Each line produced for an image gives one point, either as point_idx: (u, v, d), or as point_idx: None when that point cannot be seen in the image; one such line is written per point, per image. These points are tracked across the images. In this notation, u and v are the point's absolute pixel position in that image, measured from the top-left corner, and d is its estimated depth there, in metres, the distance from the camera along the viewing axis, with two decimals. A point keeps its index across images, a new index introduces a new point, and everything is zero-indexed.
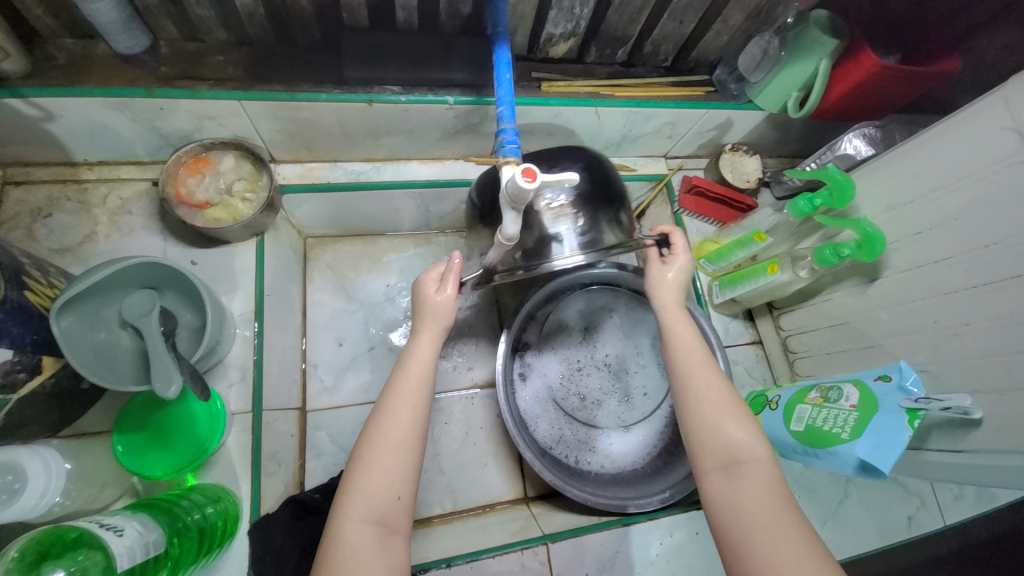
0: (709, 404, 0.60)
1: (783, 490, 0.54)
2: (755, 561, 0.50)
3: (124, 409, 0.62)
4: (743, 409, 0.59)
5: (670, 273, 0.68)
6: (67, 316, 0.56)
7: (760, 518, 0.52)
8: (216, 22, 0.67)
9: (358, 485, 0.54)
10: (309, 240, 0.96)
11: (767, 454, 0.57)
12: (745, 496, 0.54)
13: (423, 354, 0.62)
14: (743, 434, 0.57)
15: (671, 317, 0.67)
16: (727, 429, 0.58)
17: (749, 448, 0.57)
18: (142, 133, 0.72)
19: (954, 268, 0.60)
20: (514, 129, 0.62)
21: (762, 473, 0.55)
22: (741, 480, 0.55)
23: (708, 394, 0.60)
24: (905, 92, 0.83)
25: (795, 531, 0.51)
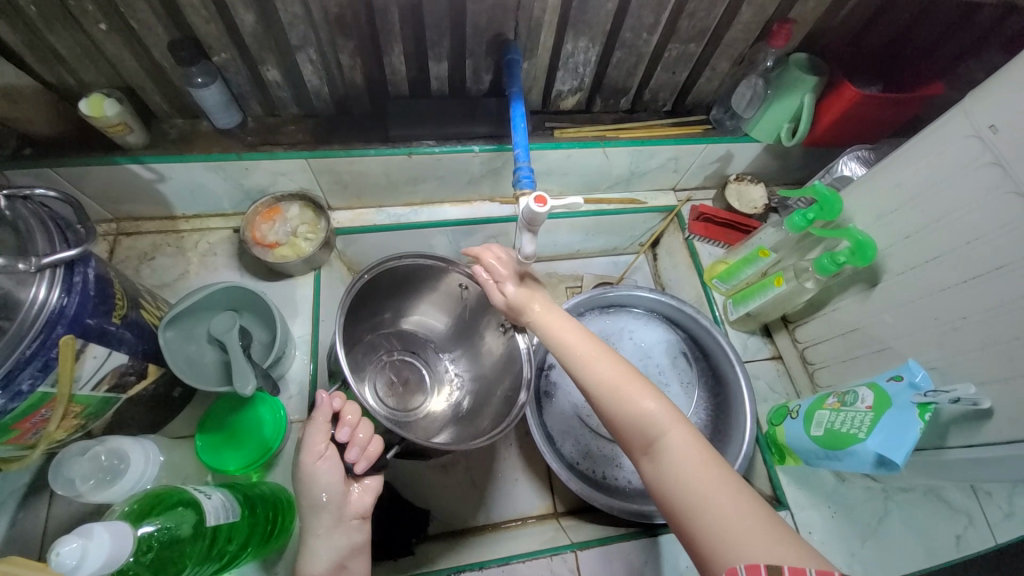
0: (606, 389, 0.61)
1: (702, 452, 0.55)
2: (702, 536, 0.51)
3: (206, 414, 0.73)
4: (643, 383, 0.60)
5: (513, 295, 0.73)
6: (171, 330, 0.69)
7: (690, 490, 0.53)
8: (290, 100, 0.85)
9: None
10: (356, 276, 1.09)
11: (681, 422, 0.58)
12: (672, 475, 0.55)
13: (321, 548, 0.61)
14: (653, 406, 0.58)
15: (546, 318, 0.69)
16: (638, 408, 0.58)
17: (660, 421, 0.57)
18: (229, 190, 0.89)
19: (944, 265, 0.65)
20: (528, 166, 0.74)
21: (680, 443, 0.56)
22: (661, 458, 0.56)
23: (611, 378, 0.61)
24: (893, 117, 0.91)
25: (725, 491, 0.52)
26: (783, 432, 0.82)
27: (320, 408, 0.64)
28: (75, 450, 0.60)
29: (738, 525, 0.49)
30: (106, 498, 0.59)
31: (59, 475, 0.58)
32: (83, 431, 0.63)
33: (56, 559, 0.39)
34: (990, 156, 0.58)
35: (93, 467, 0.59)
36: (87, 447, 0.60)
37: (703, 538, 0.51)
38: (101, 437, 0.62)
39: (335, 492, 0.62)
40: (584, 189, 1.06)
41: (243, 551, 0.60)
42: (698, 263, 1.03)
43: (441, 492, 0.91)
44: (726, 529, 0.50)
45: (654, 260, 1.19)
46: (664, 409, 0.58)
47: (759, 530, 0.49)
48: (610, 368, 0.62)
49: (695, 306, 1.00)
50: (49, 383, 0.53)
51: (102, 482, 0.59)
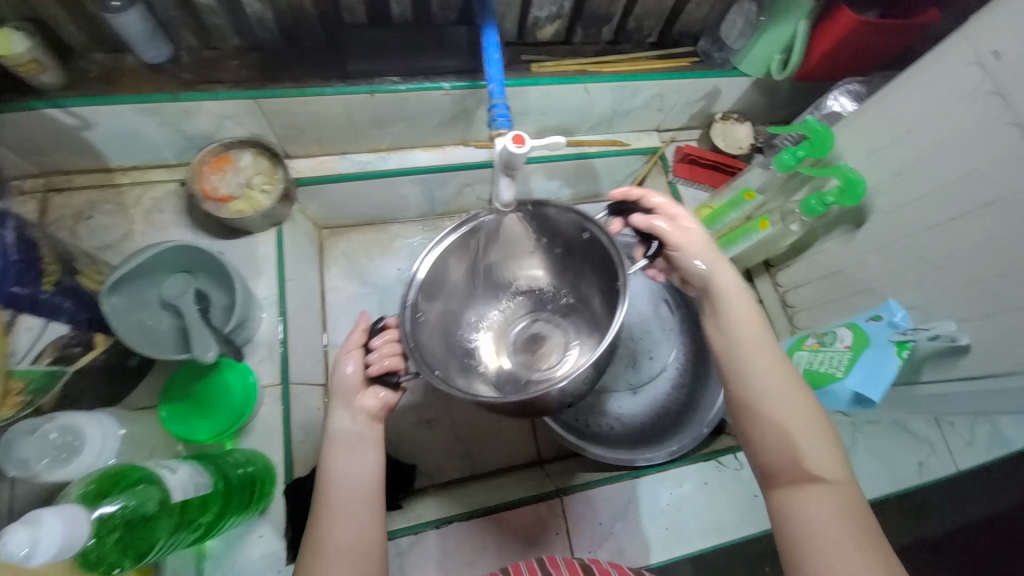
0: (776, 401, 0.51)
1: (862, 516, 0.46)
2: None
3: (168, 383, 0.69)
4: (821, 422, 0.50)
5: (698, 261, 0.59)
6: (116, 296, 0.63)
7: (830, 544, 0.44)
8: (229, 29, 0.74)
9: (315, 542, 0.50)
10: (324, 231, 1.02)
11: (853, 483, 0.48)
12: (817, 520, 0.46)
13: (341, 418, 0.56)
14: (824, 449, 0.49)
15: (743, 307, 0.56)
16: (807, 443, 0.49)
17: (829, 465, 0.48)
18: (170, 137, 0.79)
19: (933, 202, 0.63)
20: (505, 103, 0.67)
21: (841, 497, 0.47)
22: (799, 496, 0.47)
23: (790, 399, 0.51)
24: (886, 47, 0.86)
25: (875, 561, 0.43)
26: None
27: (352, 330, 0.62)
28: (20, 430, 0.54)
29: None
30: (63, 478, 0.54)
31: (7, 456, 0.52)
32: (29, 410, 0.56)
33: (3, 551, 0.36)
34: (990, 85, 0.55)
35: (45, 445, 0.54)
36: (35, 424, 0.55)
37: None
38: (49, 415, 0.56)
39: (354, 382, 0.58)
40: (564, 131, 0.99)
41: (220, 520, 0.58)
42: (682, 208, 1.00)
43: (425, 447, 0.91)
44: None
45: None
46: (839, 458, 0.49)
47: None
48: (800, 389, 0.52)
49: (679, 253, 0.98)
50: None
51: (57, 461, 0.54)
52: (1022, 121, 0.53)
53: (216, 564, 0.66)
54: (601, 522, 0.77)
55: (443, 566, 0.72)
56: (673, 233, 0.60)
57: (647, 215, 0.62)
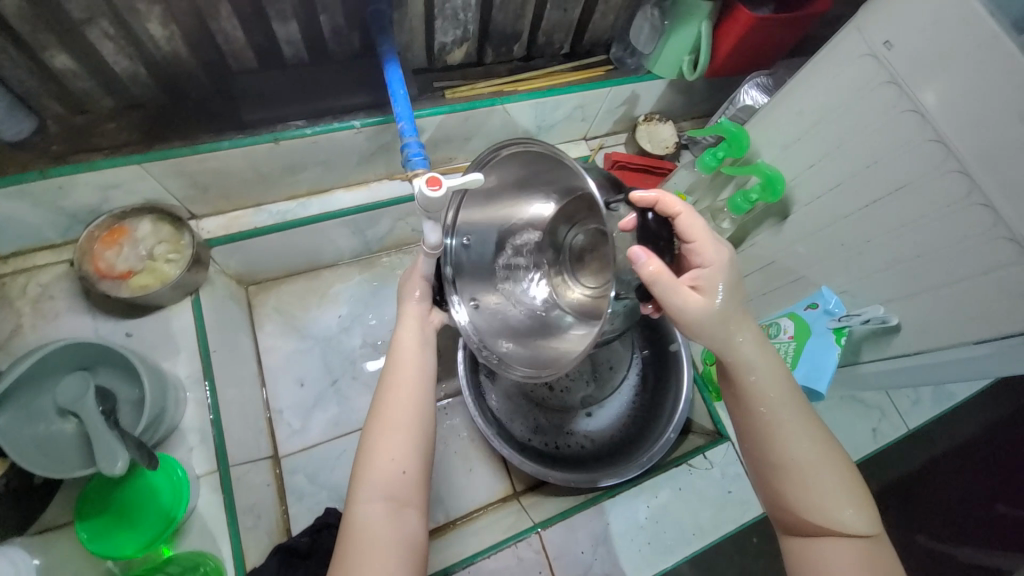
0: (811, 472, 0.53)
1: (880, 567, 0.50)
2: None
3: (83, 495, 0.61)
4: (848, 476, 0.53)
5: (715, 305, 0.54)
6: (1, 414, 0.55)
7: None
8: (101, 91, 0.66)
9: (352, 516, 0.55)
10: (251, 288, 0.95)
11: (870, 534, 0.52)
12: (835, 573, 0.50)
13: (395, 405, 0.61)
14: (846, 504, 0.52)
15: (773, 369, 0.56)
16: (831, 501, 0.52)
17: (849, 520, 0.52)
18: (49, 216, 0.70)
19: (846, 191, 0.65)
20: (418, 141, 0.64)
21: (869, 554, 0.51)
22: (835, 561, 0.51)
23: (814, 457, 0.53)
24: (785, 39, 0.89)
25: None
26: None
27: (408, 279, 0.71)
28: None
29: None
30: None
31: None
32: None
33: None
34: (886, 75, 0.57)
35: None
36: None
37: None
38: None
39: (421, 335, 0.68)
40: None
41: None
42: None
43: None
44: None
45: None
46: (862, 510, 0.52)
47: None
48: (829, 453, 0.54)
49: None
50: None
51: None
52: (919, 108, 0.55)
53: None
54: (582, 550, 0.76)
55: None
56: (672, 293, 0.52)
57: (649, 259, 0.51)
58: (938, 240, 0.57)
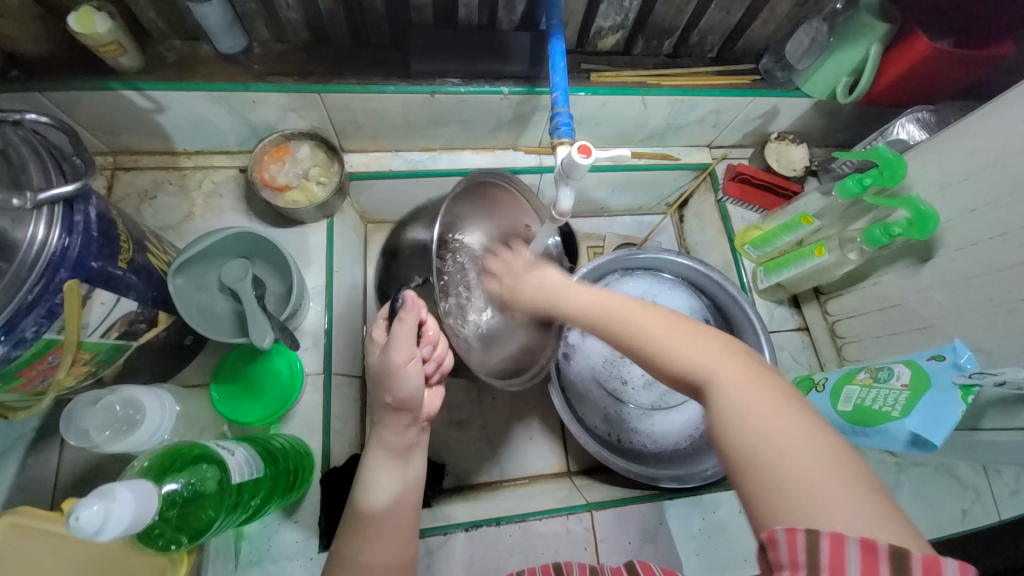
0: (668, 339, 0.50)
1: (769, 405, 0.42)
2: (755, 485, 0.39)
3: (221, 364, 0.71)
4: (709, 339, 0.49)
5: None
6: (180, 277, 0.65)
7: (750, 439, 0.41)
8: (301, 23, 0.75)
9: (351, 560, 0.56)
10: (369, 225, 1.04)
11: (747, 375, 0.45)
12: (728, 426, 0.43)
13: (384, 476, 0.61)
14: (705, 358, 0.47)
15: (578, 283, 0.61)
16: (686, 361, 0.48)
17: (716, 369, 0.46)
18: (235, 125, 0.81)
19: (1010, 243, 0.60)
20: (568, 112, 0.67)
21: (745, 396, 0.43)
22: (716, 413, 0.44)
23: (655, 335, 0.51)
24: (962, 76, 0.83)
25: (799, 440, 0.39)
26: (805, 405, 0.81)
27: (410, 310, 0.59)
28: (85, 399, 0.56)
29: (803, 474, 0.37)
30: (121, 450, 0.56)
31: (71, 424, 0.55)
32: (93, 378, 0.59)
33: (77, 524, 0.37)
34: None
35: (107, 417, 0.56)
36: (99, 396, 0.56)
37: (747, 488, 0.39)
38: (112, 386, 0.58)
39: (419, 391, 0.61)
40: (615, 141, 0.98)
41: (265, 503, 0.58)
42: (730, 227, 0.98)
43: (455, 448, 0.91)
44: (795, 493, 0.37)
45: (680, 222, 1.13)
46: (727, 358, 0.47)
47: (832, 486, 0.36)
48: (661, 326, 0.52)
49: (724, 273, 0.96)
50: (56, 330, 0.49)
51: (118, 433, 0.56)
52: None
53: (253, 544, 0.68)
54: (630, 541, 0.76)
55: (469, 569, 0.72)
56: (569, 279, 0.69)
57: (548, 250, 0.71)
58: None
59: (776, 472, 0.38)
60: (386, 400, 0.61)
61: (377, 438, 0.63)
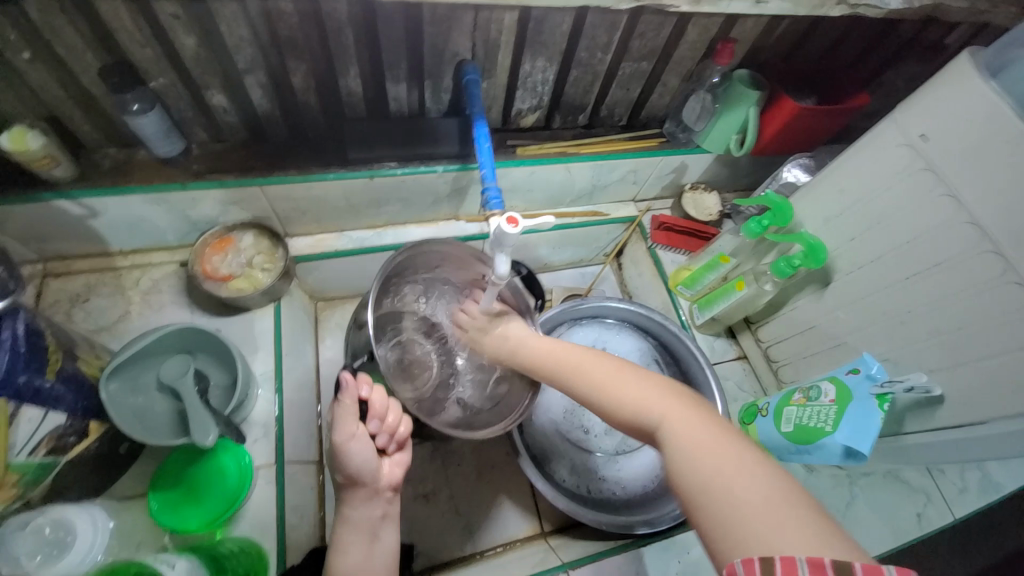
0: (618, 388, 0.55)
1: (710, 435, 0.47)
2: (715, 515, 0.41)
3: (160, 469, 0.67)
4: (642, 374, 0.56)
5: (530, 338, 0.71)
6: (114, 381, 0.63)
7: (704, 470, 0.44)
8: (239, 125, 0.80)
9: None
10: (319, 303, 1.05)
11: (683, 404, 0.51)
12: (679, 461, 0.46)
13: (357, 550, 0.62)
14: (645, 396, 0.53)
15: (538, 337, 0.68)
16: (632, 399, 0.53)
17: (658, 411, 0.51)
18: (175, 222, 0.82)
19: (887, 263, 0.70)
20: (496, 186, 0.74)
21: (689, 433, 0.48)
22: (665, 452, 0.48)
23: (604, 378, 0.57)
24: (829, 125, 0.97)
25: (741, 463, 0.44)
26: (755, 430, 0.85)
27: (347, 391, 0.63)
28: (11, 525, 0.54)
29: (752, 496, 0.41)
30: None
31: None
32: (18, 504, 0.54)
33: None
34: (920, 164, 0.63)
35: (38, 541, 0.55)
36: (28, 519, 0.55)
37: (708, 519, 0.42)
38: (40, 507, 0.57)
39: (368, 467, 0.64)
40: (548, 204, 1.07)
41: None
42: (663, 270, 1.06)
43: (424, 525, 0.87)
44: (747, 519, 0.40)
45: (619, 269, 1.21)
46: (668, 396, 0.52)
47: (776, 510, 0.39)
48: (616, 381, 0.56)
49: (663, 312, 1.03)
50: None
51: (48, 557, 0.54)
52: (952, 193, 0.61)
53: None
54: None
55: None
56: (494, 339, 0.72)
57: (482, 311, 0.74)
58: (978, 313, 0.61)
59: (726, 503, 0.41)
60: (339, 477, 0.65)
61: (350, 519, 0.64)
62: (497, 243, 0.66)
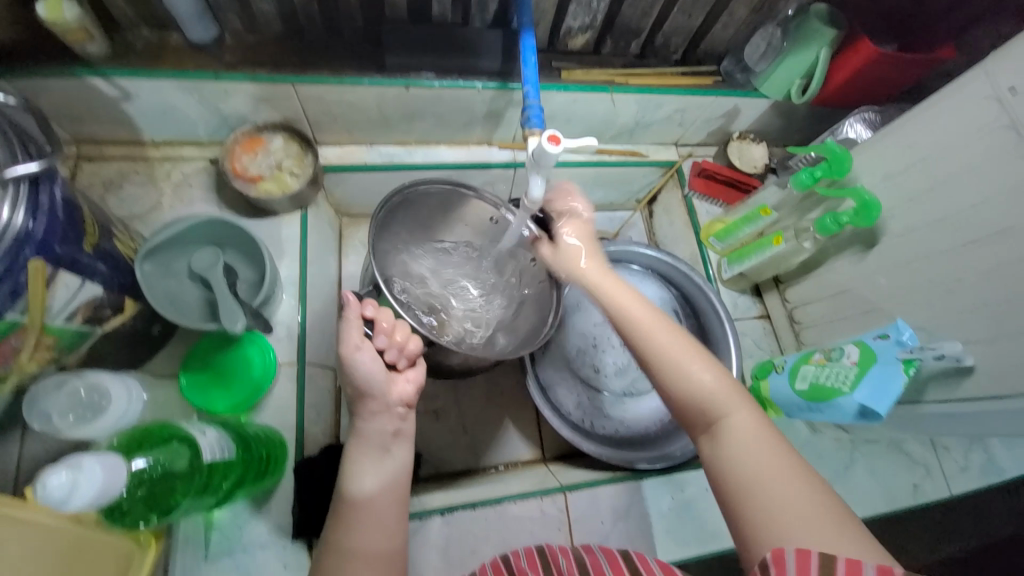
0: (680, 363, 0.55)
1: (769, 437, 0.49)
2: (765, 506, 0.45)
3: (191, 353, 0.70)
4: (706, 356, 0.56)
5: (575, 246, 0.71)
6: (148, 262, 0.64)
7: (762, 468, 0.47)
8: (274, 15, 0.76)
9: (338, 547, 0.56)
10: (344, 218, 1.04)
11: (744, 401, 0.52)
12: (738, 452, 0.48)
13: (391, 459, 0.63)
14: (710, 378, 0.53)
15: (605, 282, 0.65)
16: (695, 377, 0.54)
17: (722, 398, 0.52)
18: (206, 115, 0.81)
19: (944, 228, 0.65)
20: (538, 105, 0.70)
21: (749, 429, 0.50)
22: (722, 439, 0.50)
23: (668, 347, 0.56)
24: (905, 78, 0.89)
25: (798, 471, 0.46)
26: (767, 386, 0.85)
27: (351, 307, 0.64)
28: (49, 383, 0.55)
29: (806, 503, 0.44)
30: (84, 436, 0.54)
31: (35, 408, 0.53)
32: (56, 366, 0.57)
33: (44, 492, 0.35)
34: (1006, 120, 0.58)
35: (73, 402, 0.55)
36: (63, 380, 0.55)
37: (757, 511, 0.45)
38: (77, 372, 0.57)
39: (376, 380, 0.63)
40: (586, 138, 1.02)
41: (234, 490, 0.59)
42: (696, 221, 1.03)
43: (433, 438, 0.92)
44: (803, 519, 0.43)
45: (650, 217, 1.17)
46: (731, 387, 0.53)
47: (829, 521, 0.43)
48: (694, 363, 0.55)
49: (690, 263, 1.00)
50: (19, 311, 0.47)
51: (82, 418, 0.54)
52: None
53: (224, 535, 0.67)
54: (602, 520, 0.79)
55: (445, 553, 0.73)
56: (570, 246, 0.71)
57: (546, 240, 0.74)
58: None
59: (781, 503, 0.44)
60: (350, 391, 0.65)
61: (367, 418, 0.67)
62: (535, 167, 0.65)
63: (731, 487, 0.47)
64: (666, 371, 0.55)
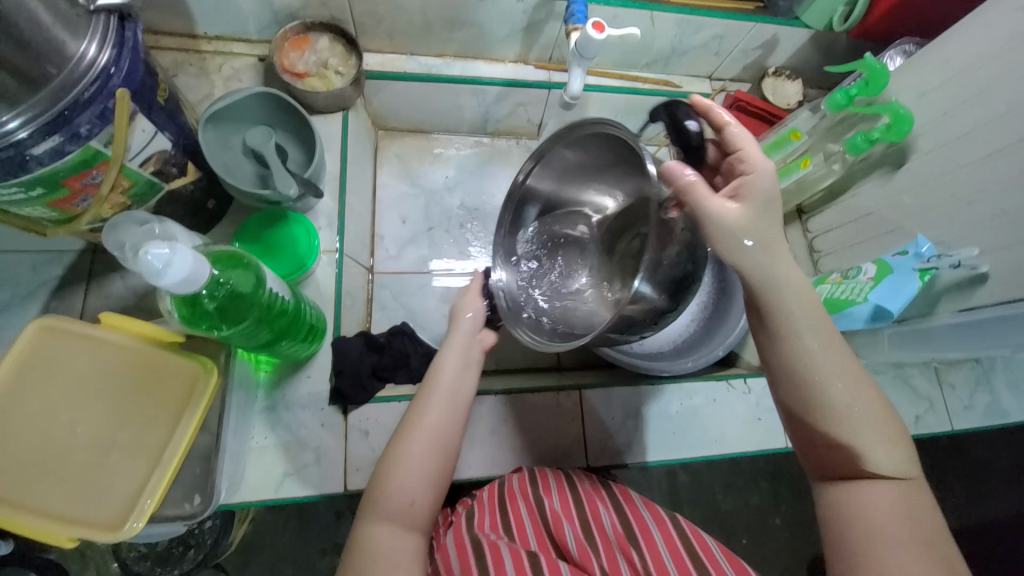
0: (856, 416, 0.49)
1: (913, 511, 0.46)
2: (874, 560, 0.44)
3: (244, 227, 0.76)
4: (890, 422, 0.49)
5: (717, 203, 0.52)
6: (209, 131, 0.71)
7: (883, 529, 0.45)
8: None
9: (393, 460, 0.59)
10: (380, 132, 1.08)
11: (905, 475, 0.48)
12: (873, 511, 0.46)
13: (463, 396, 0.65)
14: (879, 444, 0.48)
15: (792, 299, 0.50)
16: (860, 433, 0.48)
17: (883, 462, 0.48)
18: (257, 9, 0.83)
19: (973, 140, 0.66)
20: (583, 2, 0.71)
21: (894, 496, 0.47)
22: (858, 492, 0.48)
23: (859, 399, 0.49)
24: (950, 12, 0.88)
25: (926, 543, 0.44)
26: None
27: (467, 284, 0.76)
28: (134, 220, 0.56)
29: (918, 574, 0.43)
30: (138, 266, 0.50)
31: (117, 233, 0.55)
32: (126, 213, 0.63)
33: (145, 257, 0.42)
34: None
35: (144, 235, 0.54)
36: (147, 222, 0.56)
37: (857, 554, 0.46)
38: (163, 218, 0.58)
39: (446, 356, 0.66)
40: (622, 64, 1.02)
41: (280, 340, 0.64)
42: None
43: None
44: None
45: None
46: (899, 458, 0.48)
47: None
48: (886, 410, 0.49)
49: None
50: (101, 141, 0.52)
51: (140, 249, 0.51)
52: None
53: (270, 393, 0.73)
54: (614, 416, 0.84)
55: (467, 430, 0.80)
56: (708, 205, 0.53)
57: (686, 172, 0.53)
58: None
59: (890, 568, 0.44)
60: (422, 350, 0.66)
61: None
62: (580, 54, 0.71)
63: (850, 529, 0.47)
64: (856, 409, 0.48)
